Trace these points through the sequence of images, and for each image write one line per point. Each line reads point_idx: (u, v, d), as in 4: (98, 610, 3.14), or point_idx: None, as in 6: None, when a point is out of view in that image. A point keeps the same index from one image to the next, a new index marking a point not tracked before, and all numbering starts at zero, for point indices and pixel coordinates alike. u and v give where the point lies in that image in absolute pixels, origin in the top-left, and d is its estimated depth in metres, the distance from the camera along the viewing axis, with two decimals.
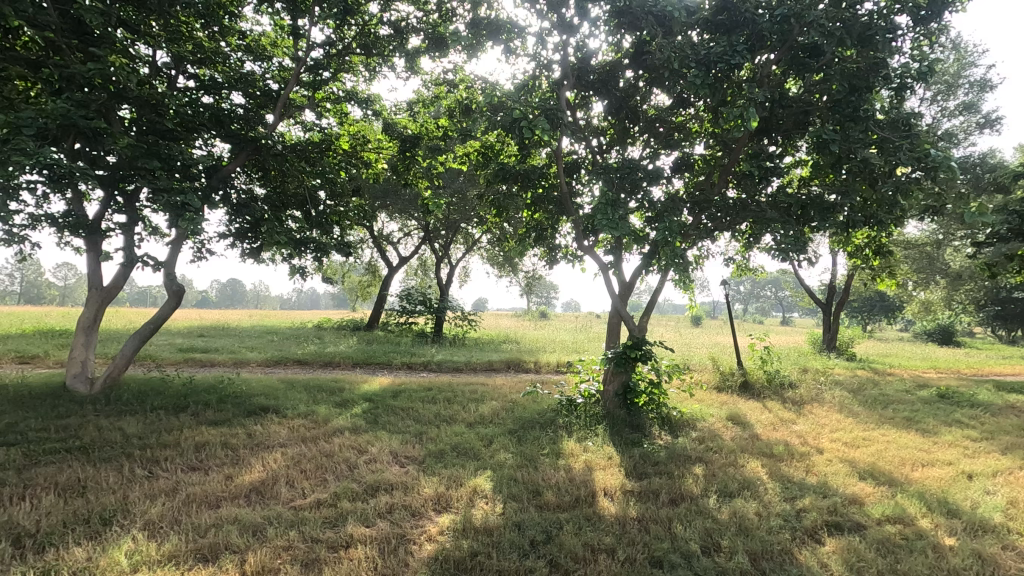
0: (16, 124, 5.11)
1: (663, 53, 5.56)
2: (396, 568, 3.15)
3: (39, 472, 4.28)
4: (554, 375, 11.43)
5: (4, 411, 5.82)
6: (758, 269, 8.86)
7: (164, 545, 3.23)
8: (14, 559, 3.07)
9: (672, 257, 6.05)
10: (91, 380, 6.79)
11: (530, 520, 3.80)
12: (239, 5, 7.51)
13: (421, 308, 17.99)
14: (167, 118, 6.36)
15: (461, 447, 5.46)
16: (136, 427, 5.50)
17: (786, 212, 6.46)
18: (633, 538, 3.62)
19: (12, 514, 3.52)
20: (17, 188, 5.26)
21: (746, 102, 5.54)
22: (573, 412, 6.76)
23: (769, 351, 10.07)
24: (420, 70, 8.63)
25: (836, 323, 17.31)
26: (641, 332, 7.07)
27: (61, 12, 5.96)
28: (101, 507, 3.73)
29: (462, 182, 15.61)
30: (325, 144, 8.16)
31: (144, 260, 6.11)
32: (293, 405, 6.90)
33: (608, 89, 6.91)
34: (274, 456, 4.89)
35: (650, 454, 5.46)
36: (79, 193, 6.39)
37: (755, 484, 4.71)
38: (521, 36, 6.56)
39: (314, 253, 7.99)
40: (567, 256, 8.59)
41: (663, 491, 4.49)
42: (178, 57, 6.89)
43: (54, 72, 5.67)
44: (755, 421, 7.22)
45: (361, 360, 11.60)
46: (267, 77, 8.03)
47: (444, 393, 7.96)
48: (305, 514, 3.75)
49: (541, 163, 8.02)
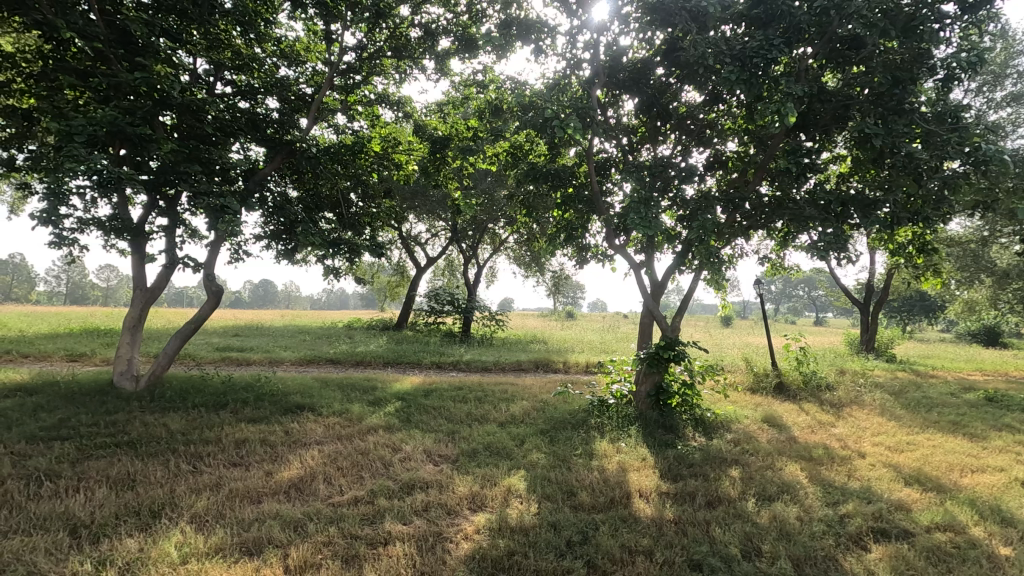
0: (68, 131, 5.35)
1: (698, 49, 5.50)
2: (434, 566, 3.17)
3: (91, 466, 4.46)
4: (584, 375, 11.40)
5: (57, 406, 6.08)
6: (794, 268, 8.68)
7: (211, 538, 3.32)
8: (71, 548, 3.21)
9: (707, 256, 5.97)
10: (136, 377, 7.04)
11: (567, 521, 3.79)
12: (275, 12, 7.66)
13: (449, 307, 18.14)
14: (207, 123, 6.57)
15: (494, 446, 5.47)
16: (180, 423, 5.68)
17: (825, 210, 6.20)
18: (670, 540, 3.57)
19: (69, 506, 3.68)
20: (68, 193, 5.48)
21: (783, 98, 5.40)
22: (604, 412, 6.72)
23: (805, 351, 9.81)
24: (450, 72, 8.69)
25: (874, 323, 16.79)
26: (674, 332, 6.97)
27: (109, 23, 6.20)
28: (151, 500, 3.86)
29: (490, 182, 15.64)
30: (358, 147, 8.11)
31: (185, 262, 6.32)
32: (327, 403, 7.00)
33: (639, 86, 6.84)
34: (311, 453, 5.00)
35: (685, 455, 5.40)
36: (124, 197, 6.61)
37: (795, 487, 4.60)
38: (552, 36, 6.56)
39: (347, 253, 8.17)
40: (597, 255, 8.54)
41: (699, 494, 4.42)
42: (218, 64, 7.11)
43: (102, 81, 5.91)
44: (792, 424, 7.06)
45: (391, 360, 11.71)
46: (301, 82, 8.23)
47: (474, 393, 7.99)
48: (344, 511, 3.81)
49: (571, 162, 8.00)
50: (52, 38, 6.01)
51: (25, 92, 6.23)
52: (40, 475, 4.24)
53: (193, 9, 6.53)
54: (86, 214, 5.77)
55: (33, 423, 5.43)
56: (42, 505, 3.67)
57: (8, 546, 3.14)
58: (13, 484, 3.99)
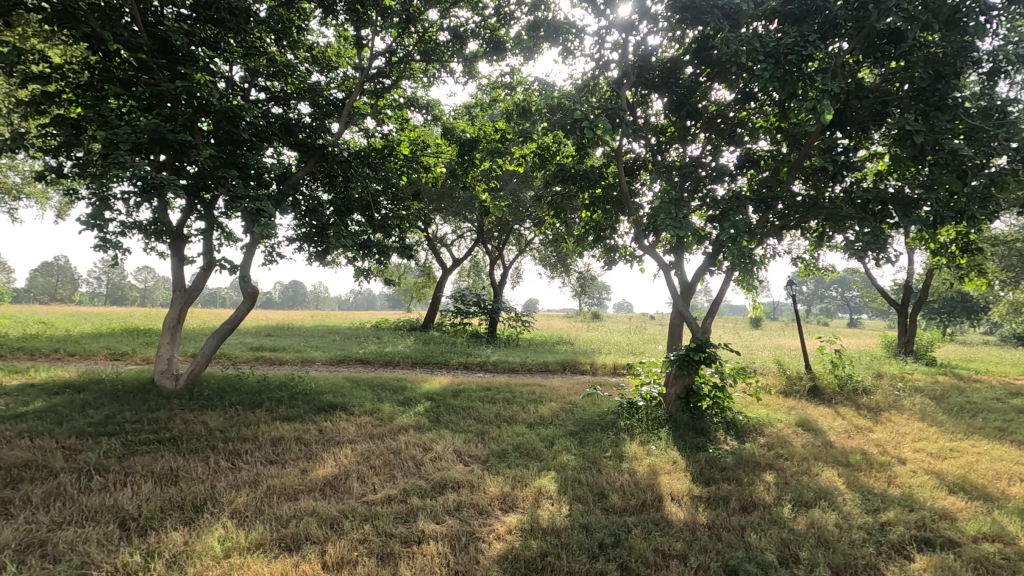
0: (113, 139, 5.57)
1: (731, 47, 5.42)
2: (468, 565, 3.20)
3: (137, 461, 4.63)
4: (612, 376, 11.33)
5: (102, 403, 6.32)
6: (829, 268, 8.47)
7: (252, 534, 3.42)
8: (121, 540, 3.34)
9: (738, 257, 5.86)
10: (175, 375, 7.27)
11: (598, 523, 3.78)
12: (306, 19, 7.84)
13: (475, 308, 18.24)
14: (243, 129, 6.75)
15: (524, 447, 5.50)
16: (218, 421, 5.85)
17: (862, 209, 6.06)
18: (705, 545, 3.53)
19: (118, 499, 3.83)
20: (113, 198, 5.68)
21: (819, 94, 5.29)
22: (634, 415, 6.66)
23: (841, 354, 9.57)
24: (477, 74, 8.76)
25: (913, 326, 16.19)
26: (704, 333, 6.86)
27: (151, 34, 6.41)
28: (193, 495, 3.99)
29: (516, 183, 15.62)
30: (388, 150, 8.40)
31: (221, 264, 6.49)
32: (358, 403, 7.11)
33: (669, 86, 6.80)
34: (345, 452, 5.09)
35: (717, 459, 5.31)
36: (165, 202, 6.83)
37: (833, 493, 4.50)
38: (579, 37, 6.54)
39: (377, 255, 8.31)
40: (626, 256, 8.48)
41: (732, 498, 4.35)
42: (253, 71, 7.30)
43: (146, 90, 6.13)
44: (828, 428, 6.89)
45: (419, 360, 11.85)
46: (332, 87, 8.42)
47: (502, 394, 8.03)
48: (378, 509, 3.87)
49: (598, 163, 7.96)
50: (98, 50, 6.25)
51: (72, 102, 6.49)
52: (90, 469, 4.43)
53: (231, 19, 6.71)
54: (128, 218, 5.99)
55: (82, 419, 5.67)
56: (93, 498, 3.83)
57: (63, 536, 3.29)
58: (65, 477, 4.17)
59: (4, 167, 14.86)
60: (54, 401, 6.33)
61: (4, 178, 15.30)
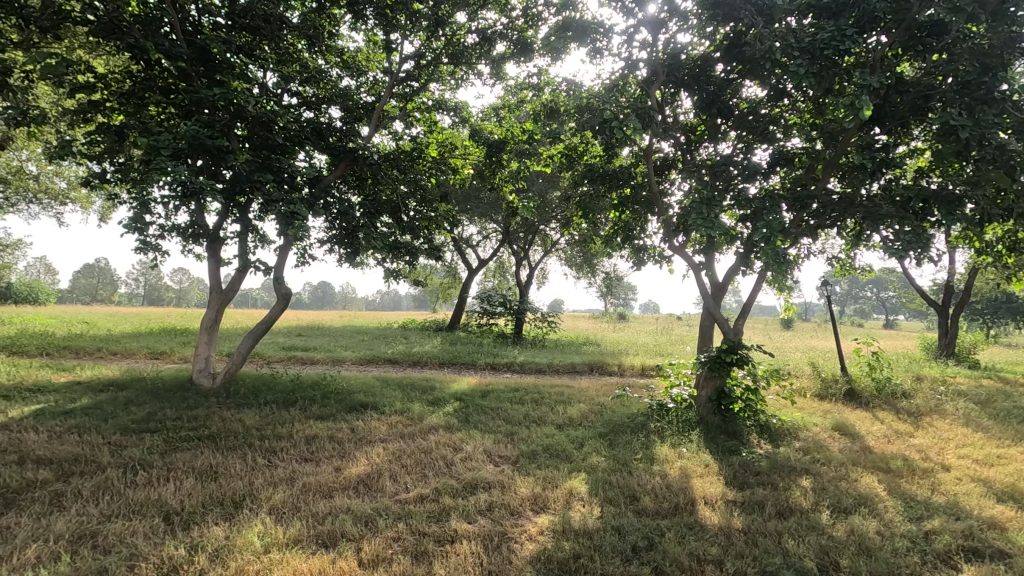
0: (155, 145, 5.77)
1: (764, 44, 5.30)
2: (501, 566, 3.21)
3: (179, 457, 4.79)
4: (640, 378, 11.25)
5: (144, 401, 6.55)
6: (865, 267, 8.23)
7: (290, 530, 3.49)
8: (166, 533, 3.45)
9: (772, 257, 5.72)
10: (212, 374, 7.48)
11: (631, 525, 3.75)
12: (337, 25, 8.00)
13: (501, 308, 18.32)
14: (277, 134, 6.91)
15: (553, 448, 5.50)
16: (254, 419, 6.00)
17: (903, 206, 5.90)
18: (741, 551, 3.47)
19: (162, 493, 3.96)
20: (154, 202, 5.87)
21: (858, 90, 5.15)
22: (664, 417, 6.59)
23: (878, 356, 9.29)
24: (505, 75, 8.79)
25: (953, 328, 15.63)
26: (736, 335, 6.74)
27: (190, 42, 6.60)
28: (233, 491, 4.11)
29: (543, 183, 15.58)
30: (416, 153, 8.57)
31: (256, 266, 6.66)
32: (389, 402, 7.22)
33: (699, 84, 6.72)
34: (377, 450, 5.17)
35: (750, 463, 5.22)
36: (202, 205, 7.03)
37: (873, 500, 4.37)
38: (607, 36, 6.50)
39: (406, 257, 8.40)
40: (654, 256, 8.40)
41: (768, 503, 4.26)
42: (286, 76, 7.47)
43: (186, 97, 6.32)
44: (866, 433, 6.69)
45: (447, 360, 11.96)
46: (362, 91, 8.56)
47: (531, 394, 8.03)
48: (411, 508, 3.92)
49: (627, 163, 7.91)
50: (140, 60, 6.47)
51: (115, 110, 6.73)
52: (135, 464, 4.59)
53: (266, 26, 6.87)
54: (167, 221, 6.18)
55: (125, 416, 5.88)
56: (139, 493, 3.97)
57: (112, 529, 3.42)
58: (113, 472, 4.34)
59: (52, 173, 15.56)
60: (99, 398, 6.56)
61: (51, 184, 16.02)
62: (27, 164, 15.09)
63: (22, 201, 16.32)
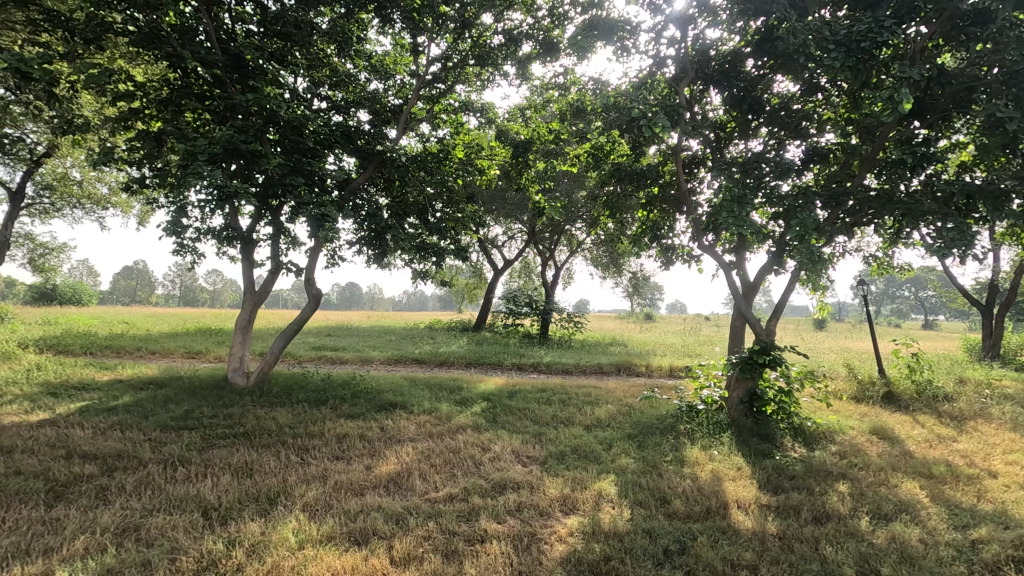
0: (192, 151, 5.94)
1: (798, 37, 5.17)
2: (531, 566, 3.20)
3: (216, 454, 4.92)
4: (668, 379, 11.12)
5: (182, 399, 6.76)
6: (904, 266, 7.96)
7: (323, 527, 3.55)
8: (205, 528, 3.55)
9: (806, 255, 5.57)
10: (246, 373, 7.66)
11: (662, 529, 3.71)
12: (365, 29, 8.13)
13: (527, 308, 18.33)
14: (307, 137, 7.03)
15: (582, 449, 5.47)
16: (287, 418, 6.12)
17: (945, 203, 5.72)
18: (776, 557, 3.39)
19: (201, 489, 4.08)
20: (191, 205, 6.04)
21: (897, 83, 4.98)
22: (694, 419, 6.49)
23: (919, 358, 8.97)
24: (531, 76, 8.80)
25: (998, 329, 15.00)
26: (769, 335, 6.59)
27: (225, 50, 6.77)
28: (268, 488, 4.20)
29: (569, 183, 15.53)
30: (442, 154, 8.37)
31: (288, 267, 6.80)
32: (418, 401, 7.30)
33: (729, 80, 6.59)
34: (406, 450, 5.22)
35: (785, 466, 5.10)
36: (236, 209, 7.20)
37: (915, 507, 4.22)
38: (634, 34, 6.44)
39: (433, 258, 8.46)
40: (683, 256, 8.28)
41: (804, 508, 4.16)
42: (316, 81, 7.59)
43: (220, 103, 6.48)
44: (906, 437, 6.47)
45: (474, 361, 12.02)
46: (389, 94, 8.65)
47: (558, 395, 8.01)
48: (441, 507, 3.95)
49: (654, 161, 7.81)
50: (177, 68, 6.66)
51: (154, 117, 6.95)
52: (175, 460, 4.73)
53: (297, 33, 7.00)
54: (203, 225, 6.35)
55: (165, 413, 6.07)
56: (178, 488, 4.09)
57: (153, 523, 3.53)
58: (154, 468, 4.48)
59: (94, 179, 16.18)
60: (140, 396, 6.80)
61: (94, 190, 16.66)
62: (72, 171, 15.74)
63: (67, 206, 16.99)
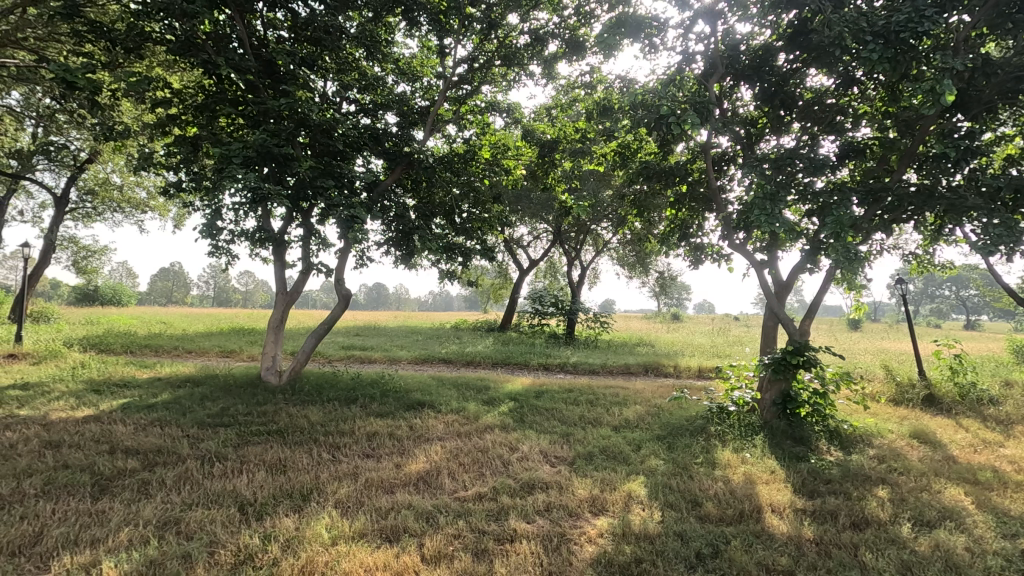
0: (227, 155, 6.10)
1: (833, 30, 5.03)
2: (562, 567, 3.19)
3: (251, 450, 5.04)
4: (697, 380, 10.96)
5: (217, 396, 6.94)
6: (946, 264, 7.67)
7: (355, 523, 3.60)
8: (241, 523, 3.64)
9: (842, 253, 5.41)
10: (279, 371, 7.83)
11: (694, 532, 3.65)
12: (392, 32, 8.22)
13: (553, 308, 18.29)
14: (337, 140, 7.15)
15: (610, 450, 5.43)
16: (318, 416, 6.23)
17: (990, 198, 5.51)
18: (813, 562, 3.31)
19: (237, 485, 4.18)
20: (225, 208, 6.20)
21: (939, 74, 4.80)
22: (724, 420, 6.37)
23: (962, 359, 8.64)
24: (556, 75, 8.78)
25: None
26: (803, 335, 6.43)
27: (257, 56, 6.93)
28: (301, 484, 4.29)
29: (595, 182, 15.44)
30: (470, 154, 8.37)
31: (319, 268, 6.93)
32: (445, 401, 7.35)
33: (760, 75, 6.41)
34: (435, 448, 5.25)
35: (820, 470, 4.97)
36: (268, 211, 7.37)
37: (960, 514, 4.06)
38: (662, 30, 6.36)
39: (459, 259, 8.51)
40: (713, 255, 8.15)
41: (841, 513, 4.05)
42: (345, 85, 7.71)
43: (253, 108, 6.63)
44: (948, 441, 6.24)
45: (500, 360, 12.05)
46: (416, 96, 8.73)
47: (585, 395, 7.98)
48: (470, 506, 3.97)
49: (683, 159, 7.70)
50: (212, 75, 6.84)
51: (190, 122, 7.15)
52: (212, 456, 4.87)
53: (327, 38, 7.13)
54: (237, 227, 6.52)
55: (202, 411, 6.24)
56: (216, 483, 4.21)
57: (193, 516, 3.64)
58: (192, 463, 4.61)
59: (133, 184, 16.79)
60: (178, 393, 7.01)
61: (133, 194, 17.27)
62: (112, 176, 16.36)
63: (107, 210, 17.64)
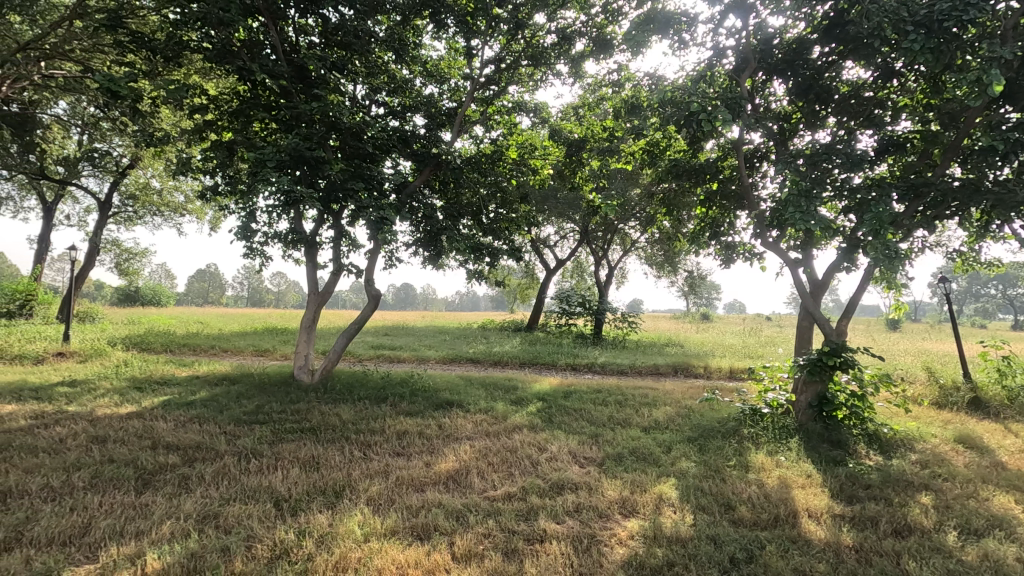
0: (261, 158, 6.25)
1: (872, 20, 4.87)
2: (592, 568, 3.17)
3: (285, 447, 5.15)
4: (728, 381, 10.77)
5: (252, 395, 7.11)
6: (993, 261, 7.36)
7: (386, 521, 3.65)
8: (277, 518, 3.73)
9: (881, 251, 5.23)
10: (311, 370, 7.98)
11: (727, 536, 3.58)
12: (420, 34, 8.29)
13: (580, 308, 18.20)
14: (366, 142, 7.25)
15: (640, 451, 5.37)
16: (349, 414, 6.34)
17: None
18: (853, 570, 3.21)
19: (273, 481, 4.28)
20: (259, 211, 6.35)
21: (986, 64, 4.60)
22: (757, 422, 6.23)
23: (1011, 361, 8.25)
24: (583, 74, 8.73)
25: None
26: (840, 336, 6.25)
27: (289, 61, 7.07)
28: (333, 481, 4.37)
29: (622, 181, 15.30)
30: (497, 155, 8.48)
31: (349, 269, 7.03)
32: (473, 400, 7.39)
33: (794, 68, 6.26)
34: (464, 448, 5.27)
35: (859, 475, 4.82)
36: (300, 213, 7.52)
37: (1011, 522, 3.89)
38: (692, 26, 6.25)
39: (487, 259, 8.54)
40: (745, 253, 7.98)
41: (882, 520, 3.92)
42: (374, 88, 7.81)
43: (286, 113, 6.78)
44: (997, 446, 5.98)
45: (528, 360, 12.05)
46: (443, 97, 8.79)
47: (614, 396, 7.92)
48: (500, 505, 3.97)
49: (713, 156, 7.56)
50: (246, 80, 7.01)
51: (226, 127, 7.34)
52: (248, 453, 4.99)
53: (357, 42, 7.25)
54: (270, 229, 6.66)
55: (237, 408, 6.41)
56: (252, 479, 4.32)
57: (230, 511, 3.74)
58: (229, 459, 4.74)
59: (172, 188, 17.37)
60: (215, 391, 7.22)
61: (171, 199, 17.85)
62: (152, 180, 16.96)
63: (148, 214, 18.28)
